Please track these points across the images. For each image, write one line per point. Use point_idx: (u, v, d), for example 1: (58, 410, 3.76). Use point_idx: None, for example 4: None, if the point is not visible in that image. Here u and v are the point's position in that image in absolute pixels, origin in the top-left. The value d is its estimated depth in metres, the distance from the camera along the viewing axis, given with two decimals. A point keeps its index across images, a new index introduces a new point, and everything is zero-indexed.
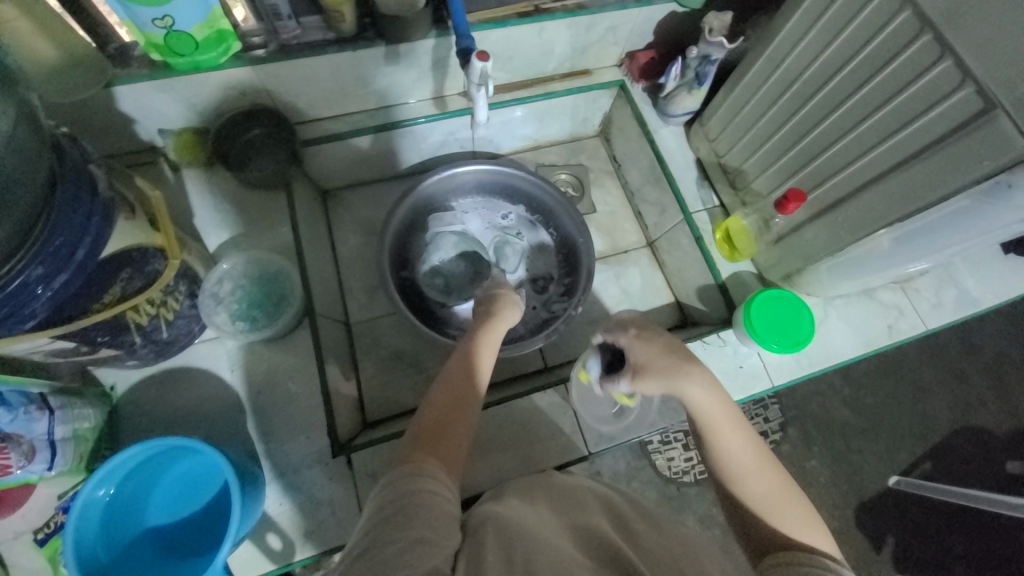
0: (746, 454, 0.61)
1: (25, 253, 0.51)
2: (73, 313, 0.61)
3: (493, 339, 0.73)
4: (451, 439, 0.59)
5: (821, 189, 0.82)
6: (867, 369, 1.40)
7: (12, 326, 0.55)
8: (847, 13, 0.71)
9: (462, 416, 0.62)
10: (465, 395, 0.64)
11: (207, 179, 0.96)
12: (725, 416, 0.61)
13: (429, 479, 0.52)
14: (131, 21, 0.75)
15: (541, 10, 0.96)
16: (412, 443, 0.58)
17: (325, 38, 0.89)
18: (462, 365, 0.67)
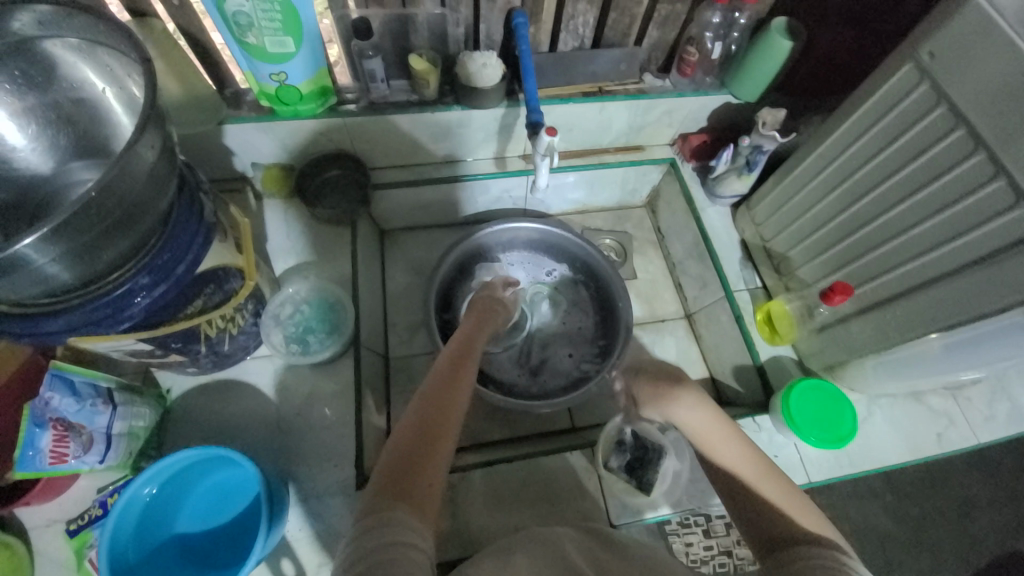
0: (748, 464, 0.64)
1: (135, 265, 0.58)
2: (161, 320, 0.67)
3: (466, 368, 0.70)
4: (424, 475, 0.54)
5: (869, 286, 0.83)
6: (913, 476, 1.31)
7: (110, 326, 0.60)
8: (901, 124, 0.75)
9: (436, 449, 0.57)
10: (442, 426, 0.59)
11: (284, 209, 1.05)
12: (720, 430, 0.68)
13: (405, 530, 0.47)
14: (251, 74, 0.88)
15: (604, 90, 1.06)
16: (379, 486, 0.52)
17: (408, 99, 1.00)
18: (435, 395, 0.63)
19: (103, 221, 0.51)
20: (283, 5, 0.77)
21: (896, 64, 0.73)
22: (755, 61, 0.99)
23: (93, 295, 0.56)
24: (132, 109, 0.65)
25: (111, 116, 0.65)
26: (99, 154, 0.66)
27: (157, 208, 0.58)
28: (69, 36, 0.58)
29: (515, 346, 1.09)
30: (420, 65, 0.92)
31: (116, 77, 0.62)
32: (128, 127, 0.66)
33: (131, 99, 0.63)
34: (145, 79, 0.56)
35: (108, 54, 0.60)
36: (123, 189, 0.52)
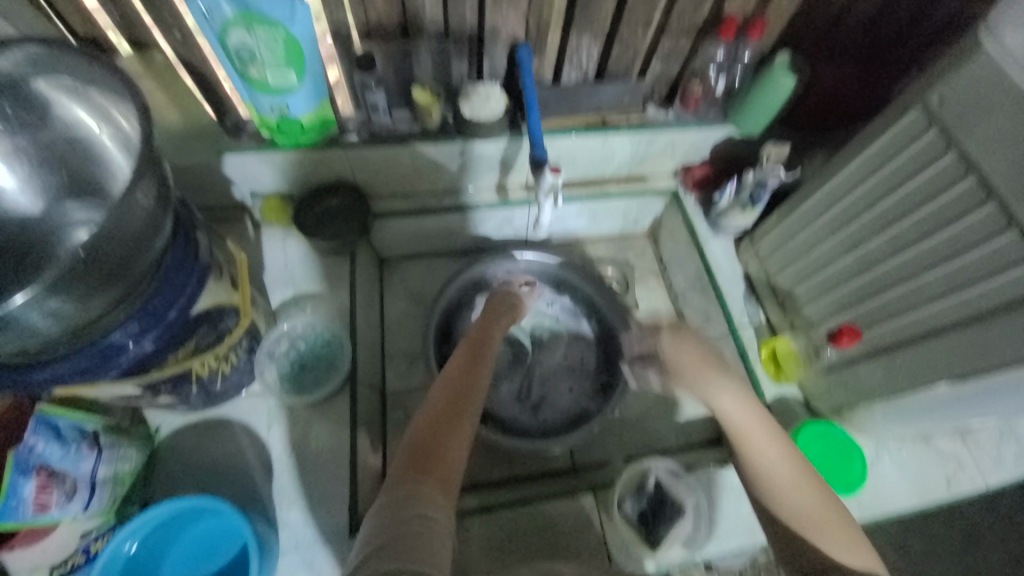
0: (787, 471, 0.65)
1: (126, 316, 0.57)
2: (154, 365, 0.65)
3: (482, 363, 0.76)
4: (446, 455, 0.60)
5: (877, 329, 0.82)
6: (926, 523, 1.25)
7: (98, 374, 0.60)
8: (910, 168, 0.74)
9: (456, 436, 0.63)
10: (461, 413, 0.66)
11: (282, 239, 1.04)
12: (760, 427, 0.68)
13: (427, 502, 0.53)
14: (251, 105, 0.87)
15: (607, 122, 1.05)
16: (405, 460, 0.58)
17: (411, 130, 0.98)
18: (451, 390, 0.69)
19: (93, 275, 0.51)
20: (286, 41, 0.77)
21: (904, 108, 0.72)
22: (758, 96, 0.99)
23: (83, 345, 0.56)
24: (125, 146, 0.62)
25: (107, 156, 0.63)
26: (97, 194, 0.64)
27: (149, 255, 0.57)
28: (64, 76, 0.57)
29: (514, 381, 1.07)
30: (423, 97, 0.91)
31: (109, 116, 0.60)
32: (123, 166, 0.63)
33: (124, 138, 0.61)
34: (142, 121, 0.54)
35: (102, 94, 0.58)
36: (112, 241, 0.51)
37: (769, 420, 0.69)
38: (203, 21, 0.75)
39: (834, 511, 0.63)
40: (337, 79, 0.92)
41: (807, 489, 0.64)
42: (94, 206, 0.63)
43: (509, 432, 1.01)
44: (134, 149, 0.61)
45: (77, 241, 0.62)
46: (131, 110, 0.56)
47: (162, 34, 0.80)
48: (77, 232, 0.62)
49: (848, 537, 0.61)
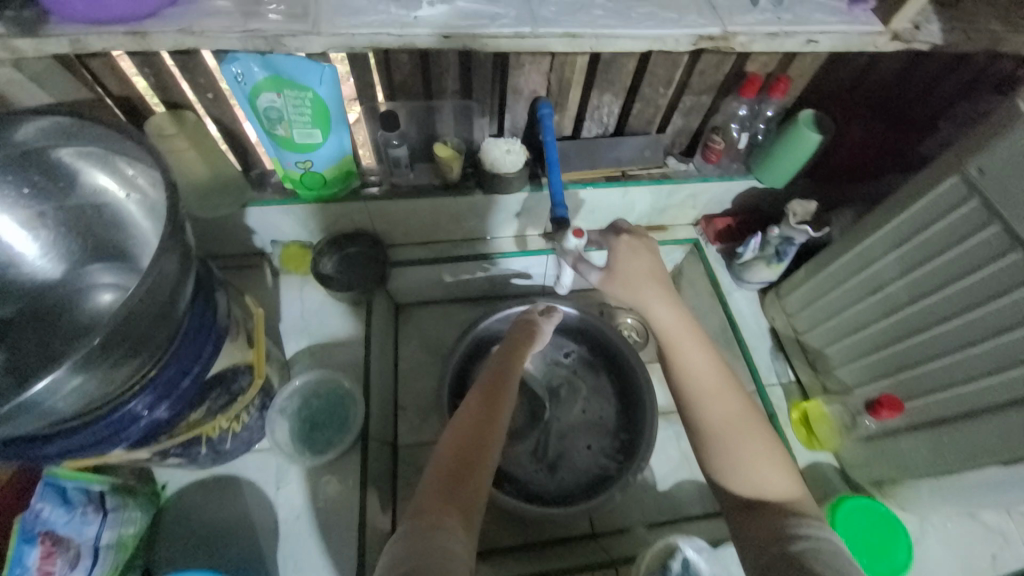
0: (711, 377, 0.73)
1: (140, 387, 0.57)
2: (163, 433, 0.65)
3: (504, 397, 0.72)
4: (467, 489, 0.60)
5: (922, 400, 0.78)
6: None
7: (109, 446, 0.59)
8: (948, 237, 0.71)
9: (482, 463, 0.63)
10: (483, 450, 0.64)
11: (300, 287, 1.05)
12: (686, 338, 0.75)
13: (449, 540, 0.53)
14: (277, 160, 0.89)
15: (627, 175, 1.04)
16: (430, 493, 0.59)
17: (431, 182, 0.99)
18: (482, 410, 0.69)
19: (113, 349, 0.50)
20: (315, 101, 0.78)
21: (939, 175, 0.70)
22: (784, 151, 0.96)
23: (95, 418, 0.55)
24: (149, 211, 0.63)
25: (130, 221, 0.64)
26: (125, 258, 0.66)
27: (169, 325, 0.56)
28: (88, 144, 0.59)
29: (530, 437, 1.03)
30: (444, 152, 0.92)
31: (134, 182, 0.62)
32: (145, 230, 0.64)
33: (149, 203, 0.62)
34: (169, 193, 0.55)
35: (126, 161, 0.60)
36: (137, 315, 0.51)
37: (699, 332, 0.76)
38: (234, 85, 0.76)
39: (752, 428, 0.71)
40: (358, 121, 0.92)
41: (725, 395, 0.73)
42: (127, 271, 0.66)
43: (524, 493, 0.97)
44: (156, 212, 0.62)
45: (109, 306, 0.65)
46: (156, 177, 0.59)
47: (194, 95, 0.82)
48: (109, 296, 0.65)
49: (759, 452, 0.70)
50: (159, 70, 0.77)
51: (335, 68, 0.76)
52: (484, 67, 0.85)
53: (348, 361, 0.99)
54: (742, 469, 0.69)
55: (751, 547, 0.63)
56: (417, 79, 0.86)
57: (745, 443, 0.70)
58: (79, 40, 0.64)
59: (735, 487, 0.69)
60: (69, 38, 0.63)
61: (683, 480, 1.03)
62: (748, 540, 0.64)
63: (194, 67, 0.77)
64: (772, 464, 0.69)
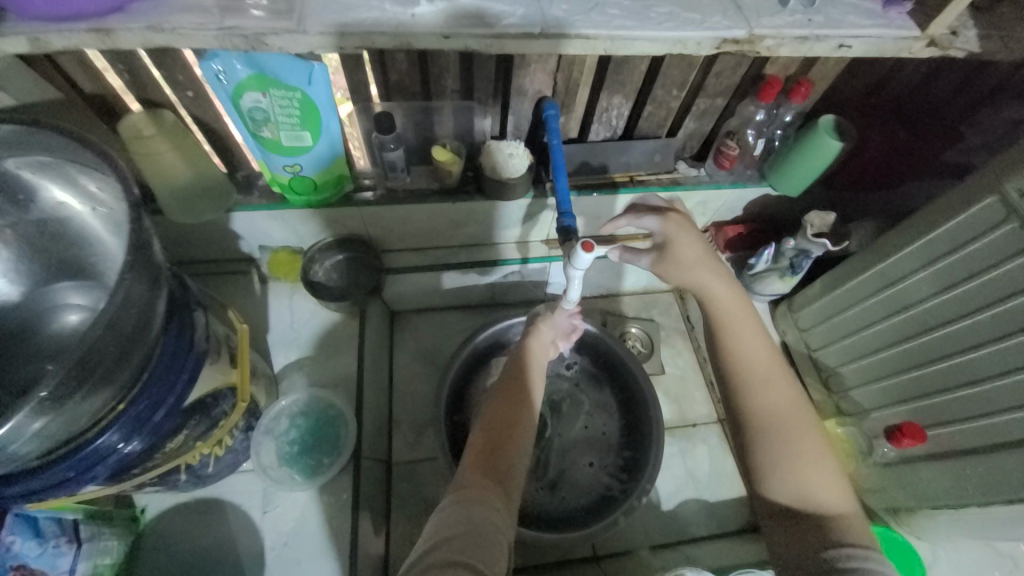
0: (764, 365, 0.71)
1: (108, 422, 0.52)
2: (136, 469, 0.60)
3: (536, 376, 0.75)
4: (506, 464, 0.64)
5: (946, 430, 0.74)
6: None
7: (72, 488, 0.54)
8: (981, 260, 0.67)
9: (516, 441, 0.67)
10: (517, 427, 0.68)
11: (290, 295, 1.00)
12: (744, 317, 0.72)
13: (491, 510, 0.57)
14: (263, 163, 0.83)
15: (636, 180, 0.98)
16: (472, 468, 0.63)
17: (428, 187, 0.93)
18: (511, 393, 0.71)
19: (77, 387, 0.45)
20: (302, 102, 0.73)
21: (975, 194, 0.65)
22: (801, 159, 0.91)
23: (59, 457, 0.50)
24: (112, 224, 0.58)
25: (93, 236, 0.59)
26: (91, 272, 0.62)
27: (141, 351, 0.51)
28: (40, 154, 0.53)
29: (530, 455, 0.99)
30: (444, 156, 0.86)
31: (91, 194, 0.57)
32: (111, 244, 0.60)
33: (106, 213, 0.57)
34: (133, 212, 0.49)
35: (83, 172, 0.54)
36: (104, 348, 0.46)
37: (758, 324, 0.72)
38: (215, 83, 0.71)
39: (804, 429, 0.68)
40: (350, 116, 0.84)
41: (773, 388, 0.70)
42: (94, 285, 0.62)
43: (523, 513, 0.93)
44: (120, 225, 0.57)
45: (79, 325, 0.61)
46: (113, 186, 0.53)
47: (174, 93, 0.76)
48: (78, 314, 0.61)
49: (806, 457, 0.66)
50: (135, 67, 0.71)
51: (324, 65, 0.71)
52: (486, 67, 0.79)
53: (340, 375, 0.95)
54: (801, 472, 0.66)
55: (796, 551, 0.62)
56: (414, 78, 0.80)
57: (797, 445, 0.67)
58: (40, 38, 0.58)
59: (780, 490, 0.66)
60: (29, 37, 0.58)
61: (687, 499, 1.00)
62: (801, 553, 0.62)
63: (172, 63, 0.71)
64: (822, 471, 0.66)
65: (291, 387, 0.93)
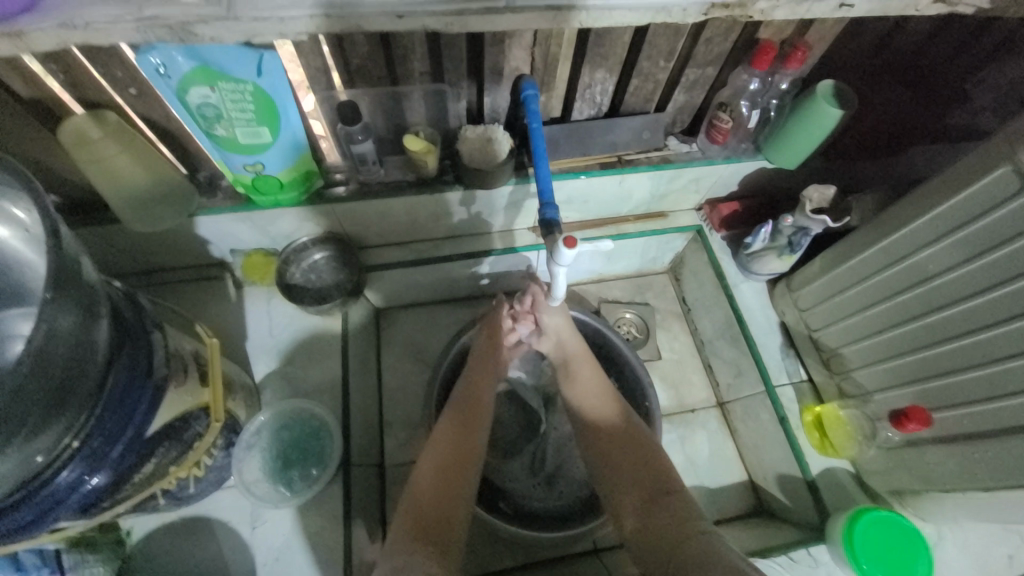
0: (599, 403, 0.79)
1: (63, 461, 0.50)
2: (103, 503, 0.58)
3: (479, 418, 0.76)
4: (444, 516, 0.64)
5: (952, 413, 0.72)
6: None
7: (29, 532, 0.52)
8: (994, 234, 0.63)
9: (454, 488, 0.67)
10: (459, 476, 0.69)
11: (267, 300, 0.96)
12: (580, 357, 0.84)
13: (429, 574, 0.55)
14: (222, 163, 0.77)
15: (624, 160, 0.93)
16: (405, 530, 0.62)
17: (404, 178, 0.87)
18: (456, 431, 0.74)
19: (9, 435, 0.44)
20: (256, 95, 0.67)
21: (988, 163, 0.61)
22: (797, 129, 0.85)
23: (20, 498, 0.49)
24: (34, 239, 0.54)
25: (19, 256, 0.56)
26: (15, 299, 0.57)
27: (89, 380, 0.50)
28: None
29: (525, 451, 0.96)
30: (417, 145, 0.80)
31: (13, 218, 0.53)
32: (38, 262, 0.56)
33: (26, 229, 0.53)
34: (53, 238, 0.46)
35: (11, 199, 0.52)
36: (36, 392, 0.44)
37: (586, 360, 0.84)
38: (156, 78, 0.64)
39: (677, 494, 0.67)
40: (314, 108, 0.77)
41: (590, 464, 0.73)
42: (20, 313, 0.57)
43: (520, 511, 0.91)
44: (38, 236, 0.53)
45: (16, 354, 0.56)
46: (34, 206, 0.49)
47: (115, 91, 0.69)
48: (14, 345, 0.57)
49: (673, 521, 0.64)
50: (69, 66, 0.64)
51: (275, 53, 0.64)
52: (455, 47, 0.73)
53: (324, 381, 0.91)
54: (613, 468, 0.73)
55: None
56: (378, 62, 0.73)
57: (633, 460, 0.72)
58: None
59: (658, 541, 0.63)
60: None
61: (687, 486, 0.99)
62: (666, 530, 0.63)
63: (107, 60, 0.64)
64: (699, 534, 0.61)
65: (273, 396, 0.89)
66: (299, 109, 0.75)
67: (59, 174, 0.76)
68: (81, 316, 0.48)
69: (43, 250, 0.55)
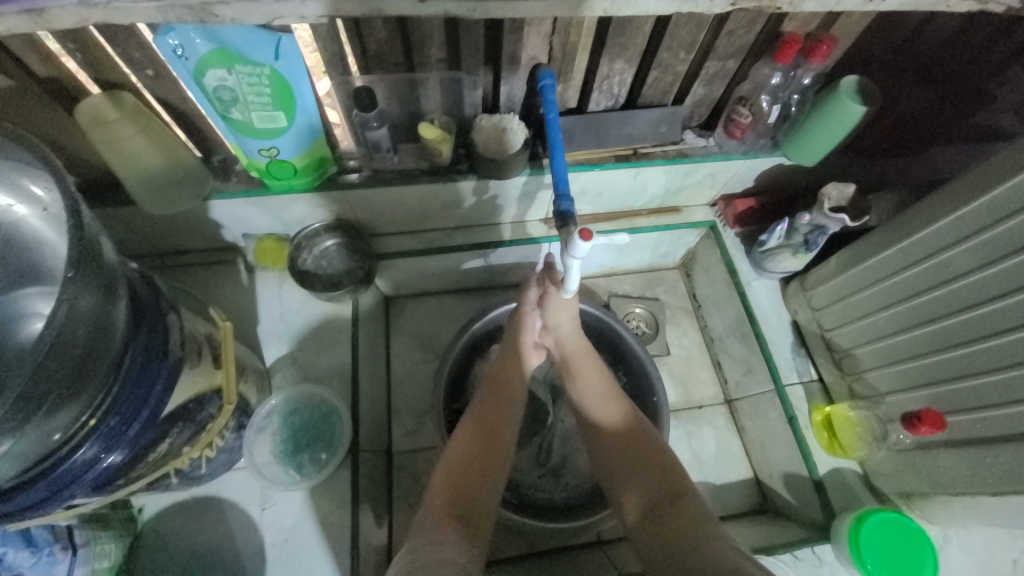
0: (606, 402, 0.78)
1: (80, 439, 0.51)
2: (119, 482, 0.58)
3: (509, 404, 0.77)
4: (468, 498, 0.65)
5: (966, 418, 0.72)
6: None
7: (45, 509, 0.52)
8: (1017, 237, 0.61)
9: (481, 477, 0.68)
10: (484, 467, 0.69)
11: (278, 285, 0.96)
12: (586, 357, 0.81)
13: (453, 550, 0.56)
14: (237, 147, 0.77)
15: (639, 154, 0.92)
16: (435, 512, 0.63)
17: (418, 166, 0.86)
18: (482, 421, 0.73)
19: (31, 411, 0.44)
20: (272, 78, 0.66)
21: (1014, 165, 0.60)
22: (818, 125, 0.83)
23: (37, 474, 0.49)
24: (54, 220, 0.55)
25: (38, 236, 0.56)
26: (34, 278, 0.58)
27: (107, 359, 0.50)
28: None
29: (531, 442, 0.97)
30: (431, 133, 0.79)
31: (32, 195, 0.53)
32: (56, 242, 0.56)
33: (45, 207, 0.54)
34: (74, 218, 0.46)
35: (30, 176, 0.52)
36: (58, 369, 0.44)
37: (596, 361, 0.81)
38: (174, 60, 0.64)
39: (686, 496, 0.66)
40: (329, 92, 0.77)
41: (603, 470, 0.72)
42: (40, 291, 0.58)
43: (525, 501, 0.92)
44: (59, 217, 0.53)
45: (37, 331, 0.57)
46: (55, 186, 0.49)
47: (132, 72, 0.69)
48: (33, 323, 0.58)
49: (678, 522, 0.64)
50: (87, 46, 0.64)
51: (292, 36, 0.64)
52: (473, 34, 0.72)
53: (334, 367, 0.92)
54: (624, 469, 0.73)
55: None
56: (395, 48, 0.73)
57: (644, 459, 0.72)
58: None
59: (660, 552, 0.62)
60: None
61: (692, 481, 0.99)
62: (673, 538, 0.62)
63: (125, 39, 0.64)
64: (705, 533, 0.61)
65: (283, 381, 0.90)
66: (315, 94, 0.75)
67: (75, 154, 0.76)
68: (101, 298, 0.48)
69: (62, 230, 0.55)
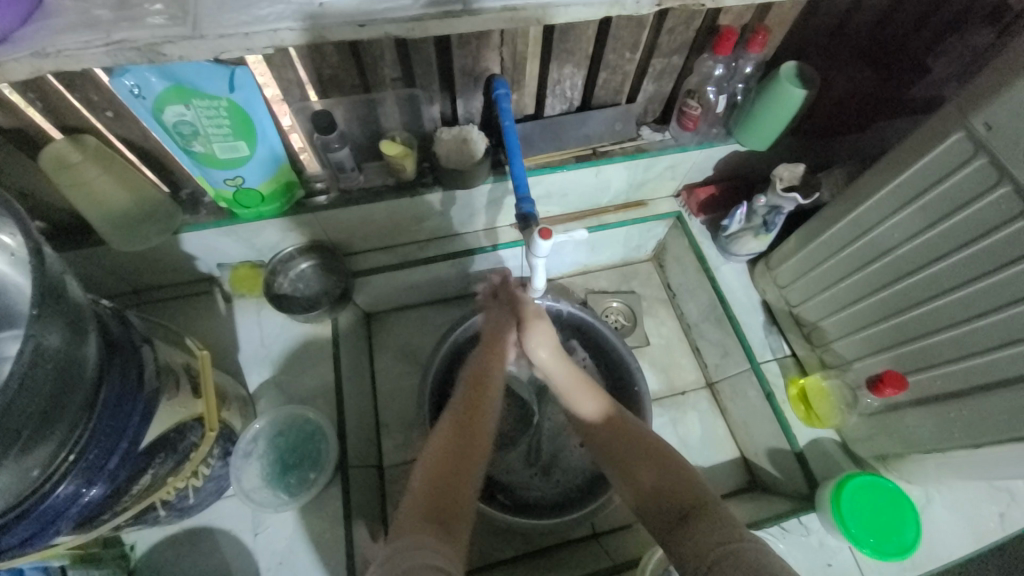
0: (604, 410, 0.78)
1: (63, 473, 0.52)
2: (104, 515, 0.59)
3: (486, 407, 0.76)
4: (451, 501, 0.63)
5: (927, 375, 0.75)
6: (990, 561, 1.09)
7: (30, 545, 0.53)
8: (954, 198, 0.65)
9: (457, 481, 0.65)
10: (456, 475, 0.66)
11: (257, 310, 0.97)
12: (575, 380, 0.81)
13: (437, 554, 0.53)
14: (203, 179, 0.78)
15: (599, 152, 0.95)
16: (411, 519, 0.59)
17: (385, 183, 0.88)
18: (458, 430, 0.72)
19: (6, 447, 0.45)
20: (231, 110, 0.68)
21: (941, 132, 0.64)
22: (763, 111, 0.87)
23: (18, 514, 0.50)
24: (19, 262, 0.56)
25: (5, 280, 0.57)
26: (4, 322, 0.59)
27: (81, 394, 0.52)
28: None
29: (521, 443, 0.98)
30: (393, 149, 0.81)
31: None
32: (25, 284, 0.58)
33: (11, 252, 0.55)
34: (34, 259, 0.47)
35: None
36: (31, 405, 0.45)
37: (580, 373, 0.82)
38: (132, 100, 0.65)
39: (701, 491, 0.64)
40: (293, 124, 0.80)
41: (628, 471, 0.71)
42: (8, 336, 0.59)
43: (518, 501, 0.93)
44: (24, 262, 0.55)
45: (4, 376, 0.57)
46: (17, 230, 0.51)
47: (92, 115, 0.70)
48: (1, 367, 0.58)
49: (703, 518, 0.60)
50: (46, 94, 0.65)
51: (246, 67, 0.66)
52: (424, 51, 0.74)
53: (318, 387, 0.93)
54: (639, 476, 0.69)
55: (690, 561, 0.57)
56: (350, 71, 0.75)
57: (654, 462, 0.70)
58: None
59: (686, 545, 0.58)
60: None
61: None
62: (691, 546, 0.57)
63: (83, 84, 0.66)
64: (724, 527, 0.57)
65: (268, 405, 0.91)
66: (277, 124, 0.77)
67: (43, 201, 0.77)
68: (68, 336, 0.49)
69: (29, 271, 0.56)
